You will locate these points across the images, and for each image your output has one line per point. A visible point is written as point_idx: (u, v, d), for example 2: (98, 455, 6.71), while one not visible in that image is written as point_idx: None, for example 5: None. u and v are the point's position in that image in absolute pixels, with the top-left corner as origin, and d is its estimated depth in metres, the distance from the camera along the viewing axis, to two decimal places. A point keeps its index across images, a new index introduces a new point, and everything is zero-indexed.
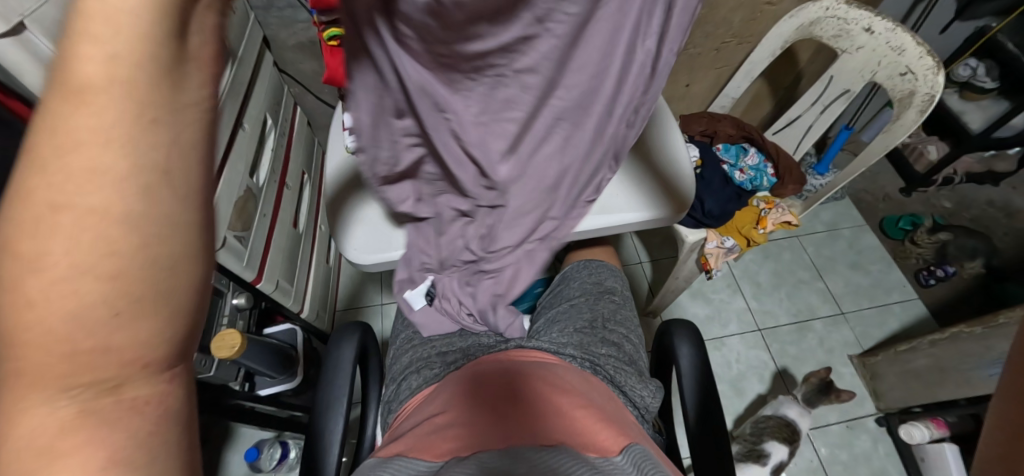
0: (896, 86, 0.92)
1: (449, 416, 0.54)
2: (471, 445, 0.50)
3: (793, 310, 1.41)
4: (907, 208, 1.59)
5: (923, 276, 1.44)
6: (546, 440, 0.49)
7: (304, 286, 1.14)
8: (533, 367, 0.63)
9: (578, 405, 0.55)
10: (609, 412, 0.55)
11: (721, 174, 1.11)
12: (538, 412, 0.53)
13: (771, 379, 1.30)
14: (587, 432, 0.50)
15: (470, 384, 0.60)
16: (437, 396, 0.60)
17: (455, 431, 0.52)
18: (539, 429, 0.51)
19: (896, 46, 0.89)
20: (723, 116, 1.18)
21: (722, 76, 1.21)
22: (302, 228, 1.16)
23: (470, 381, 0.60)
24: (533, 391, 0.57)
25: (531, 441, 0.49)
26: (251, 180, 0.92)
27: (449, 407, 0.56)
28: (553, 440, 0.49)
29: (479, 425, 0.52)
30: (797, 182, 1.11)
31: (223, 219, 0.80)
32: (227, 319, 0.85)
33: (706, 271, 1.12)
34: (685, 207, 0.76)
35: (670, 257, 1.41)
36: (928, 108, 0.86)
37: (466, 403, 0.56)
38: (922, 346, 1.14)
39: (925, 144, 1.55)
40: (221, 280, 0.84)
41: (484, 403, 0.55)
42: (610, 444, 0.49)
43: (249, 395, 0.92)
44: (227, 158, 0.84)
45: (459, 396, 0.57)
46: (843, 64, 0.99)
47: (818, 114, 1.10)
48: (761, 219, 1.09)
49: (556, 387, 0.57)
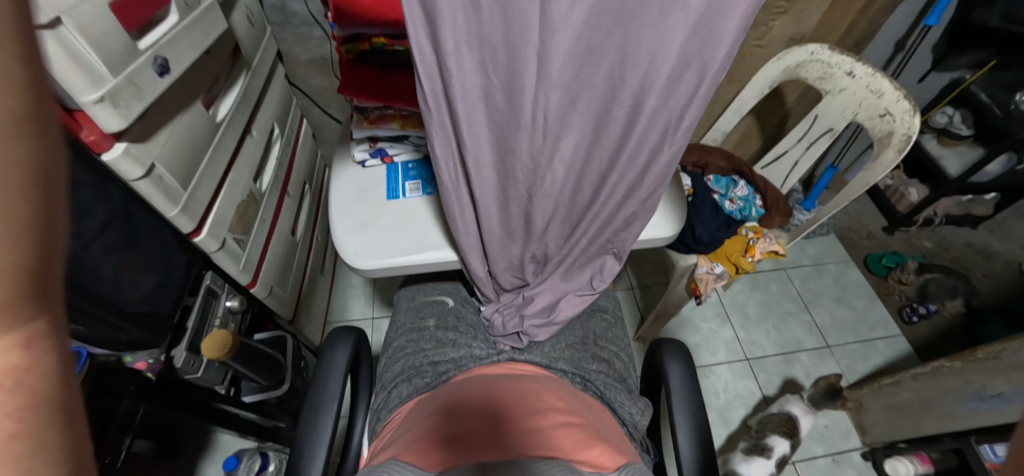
0: (875, 127, 0.96)
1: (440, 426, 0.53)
2: (459, 454, 0.48)
3: (780, 342, 1.42)
4: (891, 246, 1.64)
5: (906, 312, 1.47)
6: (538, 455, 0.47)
7: (297, 293, 1.15)
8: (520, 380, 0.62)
9: (572, 419, 0.54)
10: (603, 432, 0.54)
11: (712, 204, 1.13)
12: (531, 425, 0.52)
13: (758, 408, 1.30)
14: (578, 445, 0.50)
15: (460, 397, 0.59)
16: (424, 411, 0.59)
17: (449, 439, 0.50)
18: (532, 438, 0.50)
19: (875, 90, 0.94)
20: (714, 148, 1.22)
21: (714, 111, 1.28)
22: (301, 236, 1.19)
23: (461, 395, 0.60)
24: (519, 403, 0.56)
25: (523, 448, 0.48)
26: (254, 185, 0.96)
27: (440, 417, 0.55)
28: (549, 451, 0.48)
29: (470, 435, 0.51)
30: (784, 215, 1.15)
31: (224, 222, 0.83)
32: (218, 320, 0.84)
33: (696, 297, 1.14)
34: (671, 233, 0.76)
35: (661, 283, 1.43)
36: (905, 148, 0.90)
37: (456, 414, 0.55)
38: (906, 380, 1.15)
39: (906, 186, 1.61)
40: (216, 281, 0.85)
41: (475, 411, 0.54)
42: (604, 460, 0.48)
43: (235, 401, 0.90)
44: (232, 164, 0.87)
45: (450, 404, 0.57)
46: (826, 106, 1.04)
47: (803, 151, 1.13)
48: (750, 247, 1.11)
49: (550, 403, 0.56)
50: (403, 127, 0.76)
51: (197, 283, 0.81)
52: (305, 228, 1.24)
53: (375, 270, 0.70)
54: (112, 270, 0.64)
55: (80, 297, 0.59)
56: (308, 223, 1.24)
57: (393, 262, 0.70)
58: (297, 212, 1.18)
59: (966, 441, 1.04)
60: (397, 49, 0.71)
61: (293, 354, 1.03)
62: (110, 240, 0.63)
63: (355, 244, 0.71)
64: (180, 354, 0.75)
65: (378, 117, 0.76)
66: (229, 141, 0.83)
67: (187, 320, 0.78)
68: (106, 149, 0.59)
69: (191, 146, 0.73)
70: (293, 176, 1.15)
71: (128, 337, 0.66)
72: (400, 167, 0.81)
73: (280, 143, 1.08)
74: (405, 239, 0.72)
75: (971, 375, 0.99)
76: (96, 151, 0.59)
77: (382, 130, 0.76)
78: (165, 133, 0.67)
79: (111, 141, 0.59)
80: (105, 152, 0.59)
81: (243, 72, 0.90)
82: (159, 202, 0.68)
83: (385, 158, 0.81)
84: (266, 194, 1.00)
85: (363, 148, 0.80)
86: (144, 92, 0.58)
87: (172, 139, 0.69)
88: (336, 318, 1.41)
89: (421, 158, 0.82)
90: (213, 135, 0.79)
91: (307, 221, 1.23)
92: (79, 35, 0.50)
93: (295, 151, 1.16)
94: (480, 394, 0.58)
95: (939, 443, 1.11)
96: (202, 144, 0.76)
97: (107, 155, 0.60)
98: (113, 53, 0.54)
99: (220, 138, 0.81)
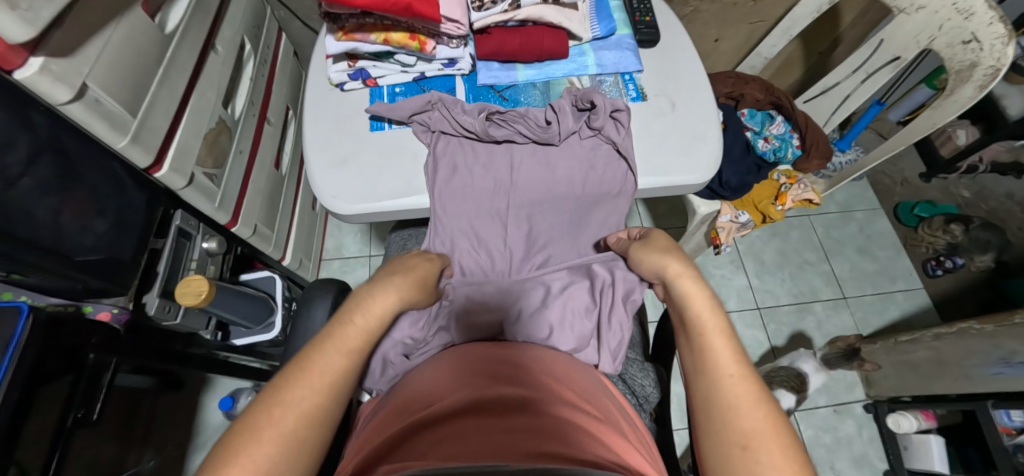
0: (955, 56, 0.80)
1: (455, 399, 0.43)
2: (462, 403, 0.42)
3: (794, 292, 1.37)
4: (924, 194, 1.52)
5: (930, 266, 1.39)
6: (547, 427, 0.40)
7: (286, 230, 1.08)
8: (529, 347, 0.54)
9: (591, 402, 0.46)
10: (628, 426, 0.46)
11: (744, 142, 1.00)
12: (547, 393, 0.45)
13: (764, 358, 1.27)
14: (607, 436, 0.41)
15: (477, 365, 0.49)
16: (426, 381, 0.48)
17: (467, 431, 0.39)
18: (549, 407, 0.43)
19: (963, 9, 0.76)
20: (751, 77, 1.04)
21: (756, 33, 1.10)
22: (287, 169, 1.10)
23: (477, 361, 0.49)
24: (545, 378, 0.47)
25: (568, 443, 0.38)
26: (225, 110, 0.84)
27: (454, 371, 0.48)
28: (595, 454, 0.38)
29: (478, 388, 0.44)
30: (823, 158, 1.01)
31: (190, 153, 0.72)
32: (195, 263, 0.77)
33: (714, 246, 1.05)
34: (708, 175, 0.65)
35: (674, 227, 1.34)
36: (990, 84, 0.75)
37: (466, 397, 0.43)
38: (924, 338, 1.09)
39: (954, 127, 1.44)
40: (188, 221, 0.76)
41: (491, 373, 0.47)
42: (627, 454, 0.41)
43: (222, 344, 0.87)
44: (195, 83, 0.75)
45: (468, 357, 0.51)
46: (897, 27, 0.87)
47: (859, 84, 0.98)
48: (781, 194, 1.00)
49: (572, 382, 0.48)
50: (385, 40, 0.62)
51: (164, 224, 0.73)
52: (293, 158, 1.14)
53: (354, 216, 0.61)
54: (50, 214, 0.54)
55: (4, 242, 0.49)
56: (294, 152, 1.14)
57: (376, 207, 0.60)
58: (280, 140, 1.08)
59: (980, 404, 1.00)
60: None
61: (285, 295, 0.96)
62: (44, 177, 0.53)
63: (333, 184, 0.61)
64: (152, 301, 0.68)
65: (355, 28, 0.62)
66: (185, 58, 0.71)
67: (157, 264, 0.71)
68: (18, 66, 0.47)
69: (135, 62, 0.61)
70: (273, 100, 1.03)
71: (85, 287, 0.60)
72: (385, 91, 0.68)
73: (255, 61, 0.96)
74: (388, 181, 0.62)
75: (1001, 340, 0.92)
76: (5, 67, 0.46)
77: (362, 44, 0.63)
78: (97, 45, 0.55)
79: (23, 56, 0.47)
80: (17, 69, 0.47)
81: None
82: (101, 131, 0.57)
83: (368, 81, 0.68)
84: (238, 117, 0.88)
85: (341, 68, 0.66)
86: None
87: (106, 54, 0.57)
88: (331, 254, 1.35)
89: (412, 81, 0.69)
90: (164, 50, 0.67)
91: (294, 150, 1.13)
92: None
93: (273, 70, 1.04)
94: (499, 353, 0.51)
95: (947, 403, 1.08)
96: (151, 59, 0.64)
97: (20, 73, 0.47)
98: None
99: (174, 53, 0.69)
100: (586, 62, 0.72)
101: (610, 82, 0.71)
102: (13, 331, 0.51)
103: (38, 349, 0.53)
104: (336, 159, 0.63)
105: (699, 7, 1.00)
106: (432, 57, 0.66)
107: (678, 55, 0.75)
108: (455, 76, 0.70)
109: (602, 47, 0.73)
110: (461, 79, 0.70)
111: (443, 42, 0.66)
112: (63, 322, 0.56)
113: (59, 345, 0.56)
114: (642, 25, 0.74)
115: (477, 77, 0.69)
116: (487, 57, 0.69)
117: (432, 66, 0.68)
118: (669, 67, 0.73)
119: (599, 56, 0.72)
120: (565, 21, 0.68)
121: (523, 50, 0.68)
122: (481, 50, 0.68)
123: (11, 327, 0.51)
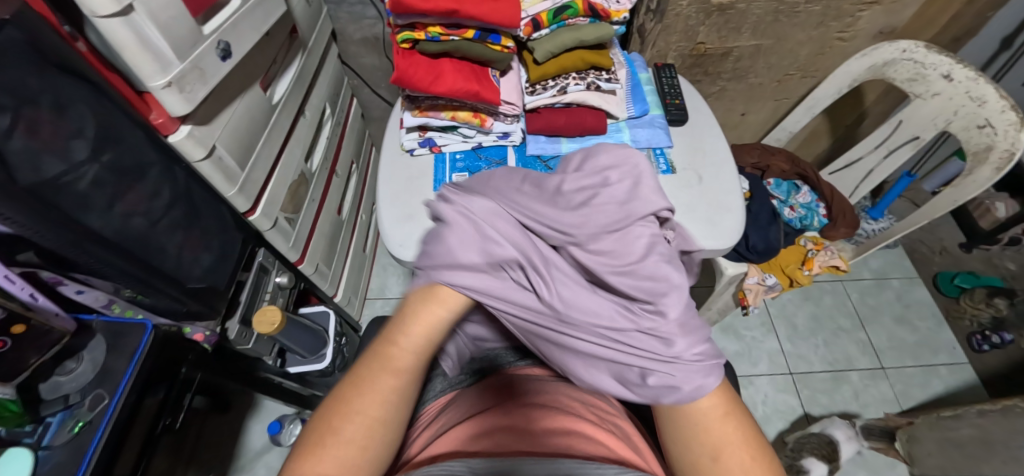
0: (970, 139, 0.86)
1: (468, 448, 0.52)
2: (485, 443, 0.52)
3: (829, 358, 1.36)
4: (965, 264, 1.48)
5: (976, 340, 1.33)
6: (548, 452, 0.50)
7: (340, 271, 1.20)
8: (557, 397, 0.59)
9: (599, 442, 0.52)
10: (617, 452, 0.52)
11: (771, 209, 1.06)
12: (553, 436, 0.53)
13: (797, 425, 1.26)
14: (628, 451, 0.52)
15: (502, 421, 0.55)
16: (460, 427, 0.55)
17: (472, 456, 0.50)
18: (552, 441, 0.52)
19: (976, 97, 0.83)
20: (776, 150, 1.12)
21: (781, 108, 1.19)
22: (347, 215, 1.23)
23: (500, 415, 0.56)
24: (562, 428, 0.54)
25: (577, 440, 0.52)
26: (306, 165, 0.98)
27: (477, 423, 0.55)
28: (600, 456, 0.50)
29: (496, 431, 0.53)
30: (851, 225, 1.05)
31: (278, 201, 0.85)
32: (269, 295, 0.89)
33: (743, 306, 1.09)
34: (730, 241, 0.71)
35: (704, 285, 1.38)
36: (1006, 167, 0.80)
37: (490, 442, 0.52)
38: (969, 415, 1.05)
39: (992, 199, 1.41)
40: (268, 258, 0.88)
41: (510, 420, 0.55)
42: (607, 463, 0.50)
43: (279, 370, 0.94)
44: (287, 143, 0.89)
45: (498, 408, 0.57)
46: (914, 110, 0.94)
47: (881, 159, 1.04)
48: (808, 260, 1.04)
49: (577, 421, 0.54)
50: (454, 117, 0.76)
51: (250, 259, 0.85)
52: (352, 206, 1.28)
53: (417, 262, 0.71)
54: (175, 248, 0.66)
55: (145, 270, 0.60)
56: (354, 201, 1.27)
57: None
58: (344, 190, 1.21)
59: None
60: (454, 39, 0.68)
61: (337, 330, 1.05)
62: (174, 218, 0.66)
63: (401, 235, 0.71)
64: (233, 326, 0.79)
65: (429, 107, 0.76)
66: (283, 123, 0.86)
67: (240, 294, 0.82)
68: (172, 132, 0.60)
69: (249, 129, 0.75)
70: (341, 157, 1.18)
71: (187, 309, 0.69)
72: (447, 157, 0.80)
73: (332, 123, 1.12)
74: None
75: None
76: (164, 132, 0.60)
77: (434, 120, 0.76)
78: (226, 117, 0.69)
79: (176, 124, 0.61)
80: (171, 134, 0.61)
81: (299, 53, 0.91)
82: (219, 182, 0.70)
83: (434, 148, 0.80)
84: (314, 172, 1.02)
85: (413, 137, 0.79)
86: (207, 76, 0.60)
87: (232, 121, 0.70)
88: (375, 294, 1.46)
89: (471, 149, 0.81)
90: (270, 117, 0.81)
91: (354, 199, 1.27)
92: (150, 21, 0.51)
93: (344, 130, 1.20)
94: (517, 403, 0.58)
95: None
96: (260, 126, 0.78)
97: (173, 137, 0.61)
98: (179, 38, 0.55)
99: (276, 119, 0.83)
100: (622, 138, 0.81)
101: (642, 156, 0.80)
102: (139, 342, 0.61)
103: (153, 361, 0.62)
104: (404, 213, 0.73)
105: (726, 86, 1.10)
106: (490, 131, 0.78)
107: (704, 132, 0.84)
108: (508, 147, 0.81)
109: (637, 125, 0.83)
110: (512, 149, 0.81)
111: (500, 119, 0.78)
112: (176, 341, 0.66)
113: (167, 359, 0.65)
114: (673, 107, 0.84)
115: (527, 148, 0.80)
116: (537, 132, 0.80)
117: (489, 138, 0.80)
118: (696, 144, 0.82)
119: (634, 133, 0.82)
120: (604, 104, 0.78)
121: (567, 127, 0.78)
122: (532, 125, 0.79)
123: (138, 339, 0.61)
